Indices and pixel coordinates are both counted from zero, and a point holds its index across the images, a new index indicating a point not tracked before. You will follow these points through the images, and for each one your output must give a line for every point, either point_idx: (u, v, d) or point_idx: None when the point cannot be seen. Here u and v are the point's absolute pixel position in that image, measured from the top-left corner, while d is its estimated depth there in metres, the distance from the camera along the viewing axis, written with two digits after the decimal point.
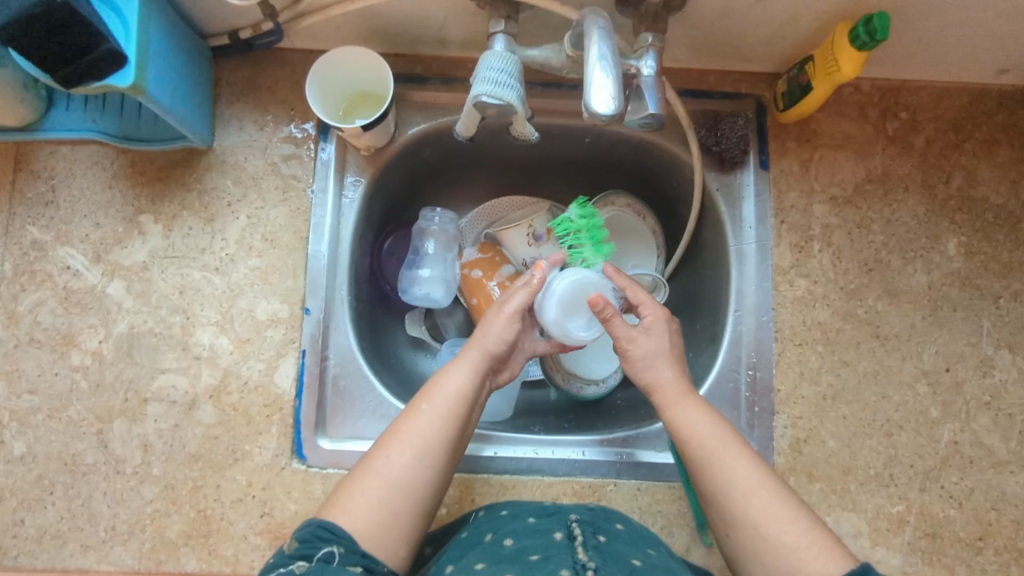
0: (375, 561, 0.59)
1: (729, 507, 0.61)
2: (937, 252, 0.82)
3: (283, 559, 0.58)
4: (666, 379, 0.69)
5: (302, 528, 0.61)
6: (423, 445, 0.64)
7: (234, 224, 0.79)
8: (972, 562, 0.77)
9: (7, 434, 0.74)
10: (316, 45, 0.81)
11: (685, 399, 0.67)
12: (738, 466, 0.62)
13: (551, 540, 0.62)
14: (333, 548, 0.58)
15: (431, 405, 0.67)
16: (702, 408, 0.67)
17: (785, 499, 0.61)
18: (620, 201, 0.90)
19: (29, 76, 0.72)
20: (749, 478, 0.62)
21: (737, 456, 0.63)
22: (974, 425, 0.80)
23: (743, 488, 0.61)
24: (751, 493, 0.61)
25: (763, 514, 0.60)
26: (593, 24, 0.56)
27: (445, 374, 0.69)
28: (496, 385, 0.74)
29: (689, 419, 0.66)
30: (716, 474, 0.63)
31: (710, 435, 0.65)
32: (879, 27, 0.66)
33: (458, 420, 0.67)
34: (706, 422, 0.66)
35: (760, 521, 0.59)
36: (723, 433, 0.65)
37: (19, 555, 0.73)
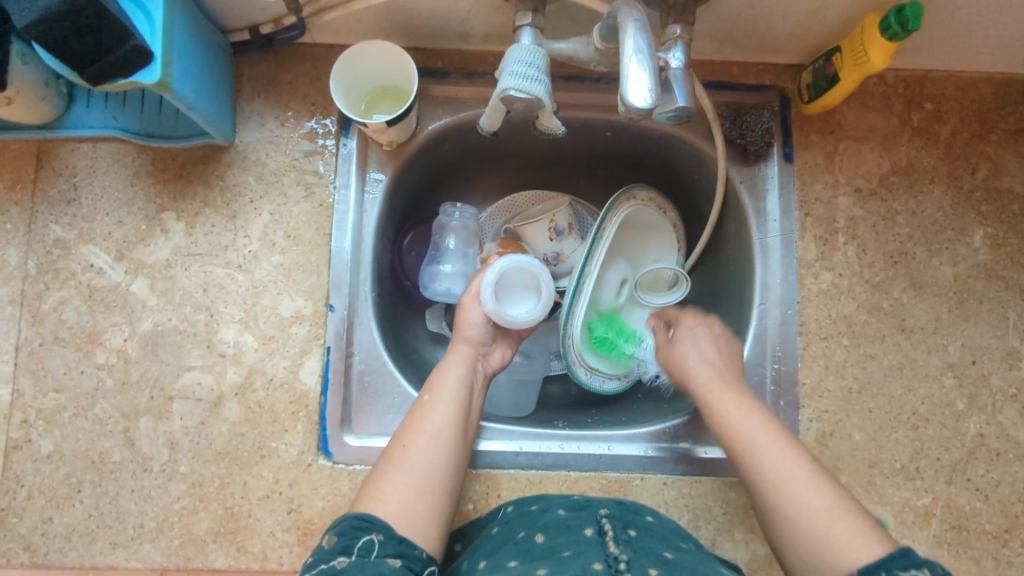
0: (412, 546, 0.58)
1: (762, 490, 0.63)
2: (963, 244, 0.81)
3: (323, 555, 0.58)
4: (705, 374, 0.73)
5: (338, 522, 0.60)
6: (435, 431, 0.66)
7: (257, 221, 0.78)
8: (998, 554, 0.77)
9: (34, 433, 0.74)
10: (337, 39, 0.80)
11: (722, 387, 0.71)
12: (769, 450, 0.64)
13: (582, 536, 0.62)
14: (372, 537, 0.58)
15: (434, 394, 0.69)
16: (737, 396, 0.70)
17: (814, 479, 0.62)
18: (643, 195, 0.87)
19: (51, 72, 0.72)
20: (782, 463, 0.63)
21: (772, 441, 0.65)
22: (1000, 417, 0.80)
23: (774, 472, 0.63)
24: (782, 477, 0.62)
25: (794, 498, 0.61)
26: (628, 17, 0.56)
27: (443, 367, 0.72)
28: (491, 370, 0.76)
29: (726, 410, 0.69)
30: (750, 460, 0.65)
31: (742, 423, 0.67)
32: (911, 17, 0.65)
33: (464, 403, 0.69)
34: (740, 410, 0.68)
35: (793, 506, 0.61)
36: (755, 419, 0.67)
37: (48, 553, 0.73)
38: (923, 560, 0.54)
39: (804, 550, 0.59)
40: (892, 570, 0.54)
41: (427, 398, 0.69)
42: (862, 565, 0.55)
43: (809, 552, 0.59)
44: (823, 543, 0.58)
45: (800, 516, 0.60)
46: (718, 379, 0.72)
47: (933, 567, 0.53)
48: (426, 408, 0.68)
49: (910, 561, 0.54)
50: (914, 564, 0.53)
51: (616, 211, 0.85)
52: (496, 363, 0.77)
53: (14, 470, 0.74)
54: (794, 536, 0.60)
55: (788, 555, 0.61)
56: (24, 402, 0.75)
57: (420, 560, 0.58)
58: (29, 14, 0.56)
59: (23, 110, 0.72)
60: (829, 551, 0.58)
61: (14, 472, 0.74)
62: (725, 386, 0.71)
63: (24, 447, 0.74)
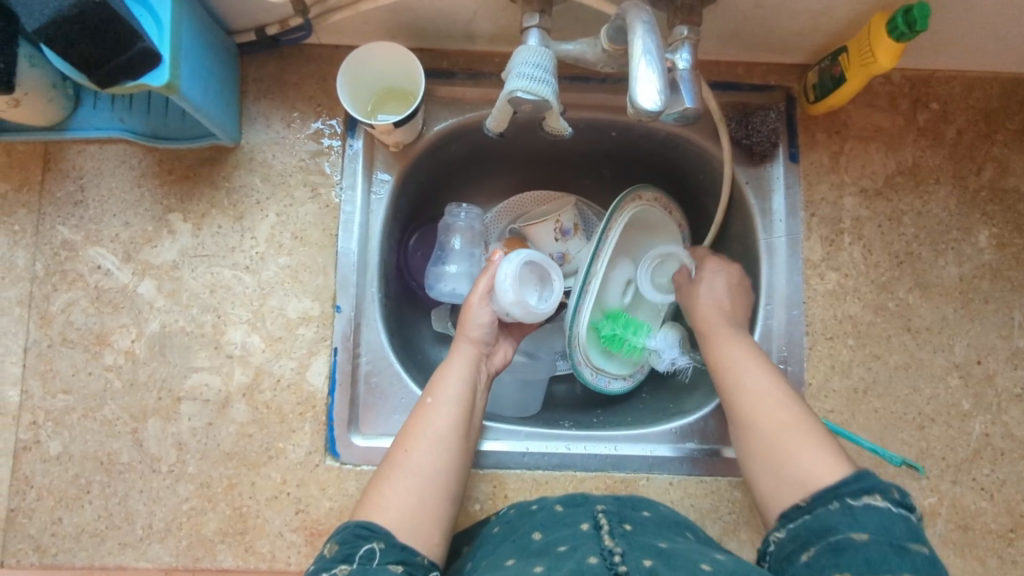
0: (412, 554, 0.58)
1: (740, 409, 0.67)
2: (969, 244, 0.81)
3: (324, 563, 0.57)
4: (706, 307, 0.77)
5: (339, 532, 0.60)
6: (439, 435, 0.66)
7: (264, 222, 0.78)
8: (1003, 553, 0.77)
9: (43, 434, 0.75)
10: (342, 40, 0.80)
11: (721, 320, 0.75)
12: (748, 372, 0.68)
13: (579, 530, 0.62)
14: (373, 545, 0.58)
15: (437, 397, 0.69)
16: (727, 326, 0.74)
17: (786, 402, 0.65)
18: (648, 195, 0.87)
19: (58, 75, 0.72)
20: (761, 388, 0.67)
21: (754, 367, 0.68)
22: (1005, 417, 0.80)
23: (751, 392, 0.66)
24: (759, 397, 0.66)
25: (767, 415, 0.65)
26: (637, 19, 0.56)
27: (446, 368, 0.72)
28: (494, 369, 0.76)
29: (718, 337, 0.73)
30: (730, 382, 0.68)
31: (727, 349, 0.71)
32: (918, 18, 0.65)
33: (467, 408, 0.69)
34: (730, 337, 0.72)
35: (764, 424, 0.64)
36: (743, 347, 0.71)
37: (58, 554, 0.73)
38: (873, 485, 0.56)
39: (770, 465, 0.63)
40: (845, 499, 0.56)
41: (430, 400, 0.69)
42: (819, 489, 0.59)
43: (772, 467, 0.62)
44: (789, 461, 0.62)
45: (770, 431, 0.64)
46: (720, 315, 0.76)
47: (884, 492, 0.56)
48: (430, 411, 0.68)
49: (861, 489, 0.56)
50: (864, 491, 0.56)
51: (622, 211, 0.85)
52: (499, 362, 0.77)
53: (24, 471, 0.74)
54: (762, 452, 0.64)
55: (751, 474, 0.64)
56: (34, 403, 0.75)
57: (421, 566, 0.59)
58: (39, 17, 0.56)
59: (30, 112, 0.72)
60: (792, 470, 0.61)
61: (23, 473, 0.74)
62: (722, 317, 0.76)
63: (33, 448, 0.75)
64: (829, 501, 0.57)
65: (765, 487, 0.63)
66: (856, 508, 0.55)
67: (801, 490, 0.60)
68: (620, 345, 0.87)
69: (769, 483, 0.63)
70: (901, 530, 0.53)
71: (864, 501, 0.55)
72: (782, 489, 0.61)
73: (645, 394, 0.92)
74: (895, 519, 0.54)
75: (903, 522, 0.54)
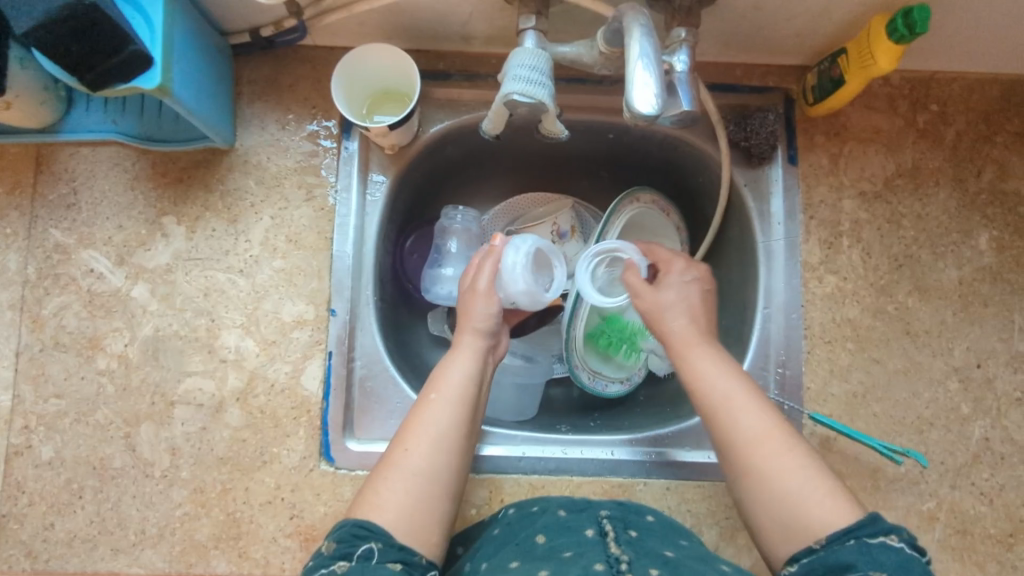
0: (411, 554, 0.58)
1: (737, 455, 0.62)
2: (969, 247, 0.81)
3: (324, 560, 0.57)
4: (679, 328, 0.69)
5: (337, 529, 0.60)
6: (440, 434, 0.64)
7: (258, 225, 0.78)
8: (1003, 558, 0.77)
9: (35, 439, 0.74)
10: (337, 41, 0.79)
11: (699, 344, 0.68)
12: (744, 412, 0.63)
13: (582, 537, 0.62)
14: (371, 545, 0.57)
15: (441, 394, 0.66)
16: (707, 350, 0.68)
17: (788, 438, 0.62)
18: (646, 198, 0.86)
19: (50, 77, 0.72)
20: (759, 428, 0.62)
21: (748, 405, 0.64)
22: (1005, 421, 0.79)
23: (750, 435, 0.62)
24: (758, 440, 0.62)
25: (770, 460, 0.61)
26: (634, 21, 0.55)
27: (450, 363, 0.69)
28: (500, 357, 0.74)
29: (701, 368, 0.66)
30: (726, 424, 0.63)
31: (720, 386, 0.65)
32: (918, 20, 0.65)
33: (470, 405, 0.67)
34: (718, 370, 0.66)
35: (767, 470, 0.61)
36: (735, 383, 0.65)
37: (50, 559, 0.73)
38: (889, 526, 0.56)
39: (777, 515, 0.60)
40: (862, 537, 0.55)
41: (433, 396, 0.66)
42: (833, 531, 0.57)
43: (781, 519, 0.59)
44: (800, 512, 0.59)
45: (775, 478, 0.60)
46: (695, 335, 0.69)
47: (898, 533, 0.56)
48: (433, 408, 0.65)
49: (878, 529, 0.56)
50: (883, 531, 0.56)
51: (619, 213, 0.84)
52: (503, 349, 0.75)
53: (15, 476, 0.74)
54: (767, 500, 0.60)
55: (757, 521, 0.61)
56: (25, 408, 0.74)
57: (421, 566, 0.58)
58: (25, 19, 0.55)
59: (22, 114, 0.72)
60: (803, 520, 0.58)
61: (15, 478, 0.73)
62: (698, 337, 0.69)
63: (26, 453, 0.74)
64: (845, 539, 0.56)
65: (773, 534, 0.60)
66: (873, 546, 0.55)
67: (813, 535, 0.58)
68: (619, 345, 0.87)
69: (777, 533, 0.60)
70: (916, 571, 0.54)
71: (882, 540, 0.55)
72: (792, 538, 0.59)
73: (642, 397, 0.92)
74: (911, 559, 0.54)
75: (917, 562, 0.55)
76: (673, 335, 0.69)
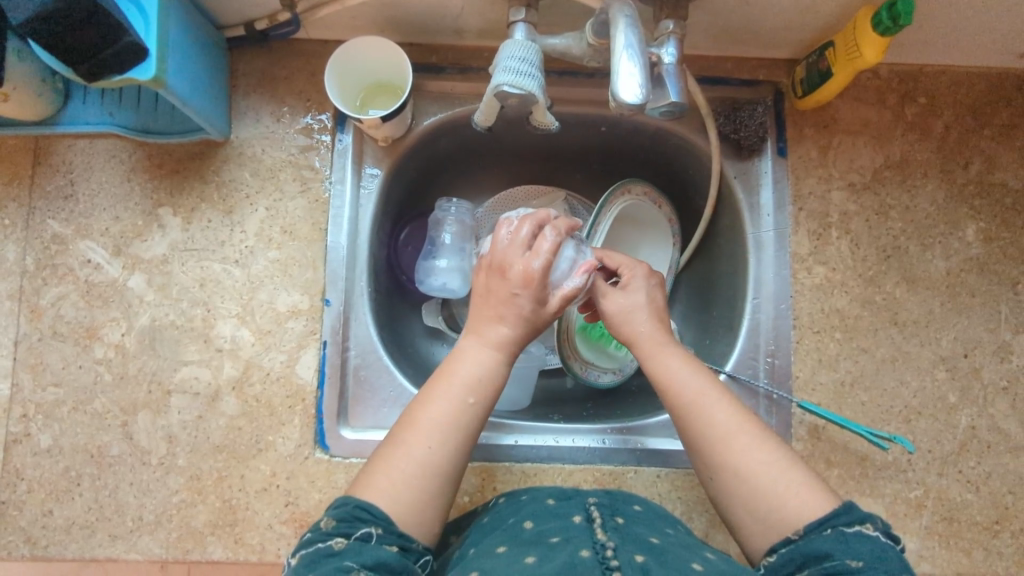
0: (410, 540, 0.59)
1: (713, 451, 0.63)
2: (956, 238, 0.82)
3: (320, 535, 0.58)
4: (642, 332, 0.70)
5: (338, 506, 0.60)
6: (468, 440, 0.65)
7: (253, 216, 0.79)
8: (989, 545, 0.78)
9: (33, 427, 0.75)
10: (332, 35, 0.80)
11: (663, 344, 0.69)
12: (718, 411, 0.64)
13: (570, 522, 0.62)
14: (371, 529, 0.58)
15: (465, 389, 0.65)
16: (677, 351, 0.69)
17: (760, 434, 0.64)
18: (637, 190, 0.87)
19: (47, 69, 0.72)
20: (733, 424, 0.64)
21: (721, 402, 0.65)
22: (991, 410, 0.80)
23: (723, 432, 0.63)
24: (730, 436, 0.63)
25: (743, 455, 0.62)
26: (620, 12, 0.56)
27: (481, 359, 0.67)
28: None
29: (672, 367, 0.67)
30: (698, 423, 0.65)
31: (693, 386, 0.66)
32: (902, 13, 0.65)
33: (489, 403, 0.67)
34: (689, 370, 0.67)
35: (742, 463, 0.62)
36: (707, 382, 0.66)
37: (48, 546, 0.74)
38: (864, 515, 0.58)
39: (753, 510, 0.61)
40: (839, 526, 0.57)
41: (469, 400, 0.65)
42: (809, 522, 0.58)
43: (759, 513, 0.61)
44: (775, 504, 0.60)
45: (750, 473, 0.61)
46: (660, 336, 0.70)
47: (873, 522, 0.57)
48: (460, 407, 0.64)
49: (854, 517, 0.57)
50: (858, 520, 0.57)
51: (611, 205, 0.85)
52: None
53: (14, 464, 0.75)
54: (744, 494, 0.61)
55: (735, 516, 0.62)
56: (24, 397, 0.76)
57: (416, 551, 0.60)
58: (24, 10, 0.57)
59: (20, 105, 0.73)
60: (779, 511, 0.60)
61: (14, 466, 0.75)
62: (663, 337, 0.70)
63: (24, 441, 0.75)
64: (821, 529, 0.57)
65: (749, 527, 0.61)
66: (849, 534, 0.56)
67: (790, 526, 0.59)
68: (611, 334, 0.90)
69: (755, 526, 0.61)
70: (892, 558, 0.54)
71: (857, 529, 0.56)
72: (771, 530, 0.60)
73: (634, 388, 0.93)
74: (886, 548, 0.55)
75: (892, 551, 0.55)
76: (639, 337, 0.70)
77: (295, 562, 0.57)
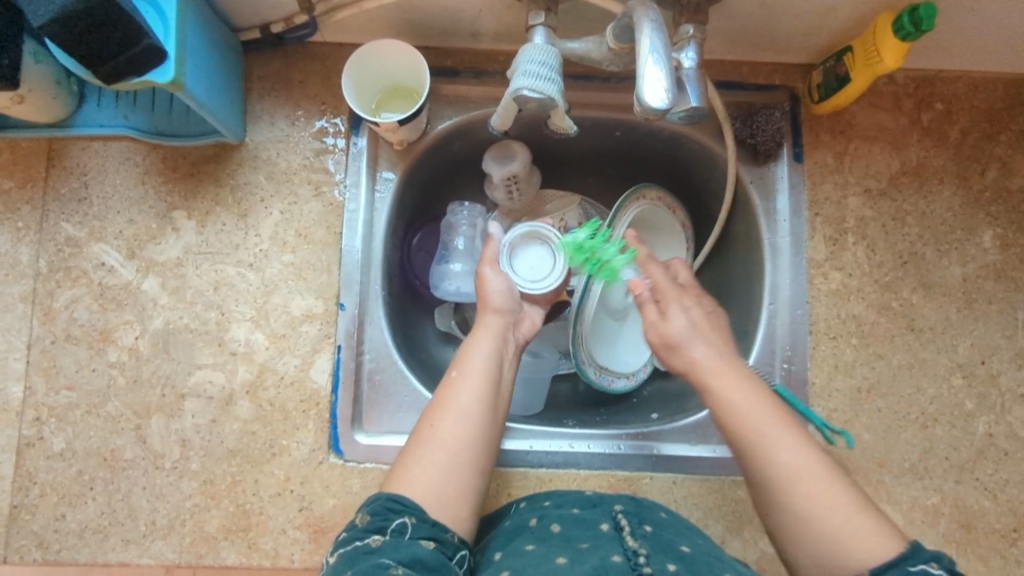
0: (444, 531, 0.59)
1: (775, 491, 0.60)
2: (973, 244, 0.81)
3: (356, 532, 0.58)
4: (701, 356, 0.67)
5: (372, 501, 0.60)
6: (464, 407, 0.64)
7: (268, 219, 0.78)
8: (1006, 553, 0.77)
9: (46, 430, 0.75)
10: (348, 38, 0.80)
11: (733, 374, 0.65)
12: (782, 447, 0.60)
13: (599, 530, 0.62)
14: (405, 520, 0.58)
15: (462, 370, 0.67)
16: (741, 376, 0.65)
17: (824, 470, 0.59)
18: (653, 194, 0.86)
19: (63, 71, 0.72)
20: (805, 462, 0.59)
21: (792, 435, 0.61)
22: (1009, 417, 0.80)
23: (788, 473, 0.59)
24: (794, 474, 0.59)
25: (805, 499, 0.58)
26: (644, 17, 0.56)
27: (469, 343, 0.70)
28: (522, 338, 0.75)
29: (739, 395, 0.63)
30: (762, 456, 0.60)
31: (755, 416, 0.62)
32: (924, 17, 0.65)
33: (494, 379, 0.67)
34: (756, 397, 0.63)
35: (806, 508, 0.58)
36: (771, 413, 0.62)
37: (61, 550, 0.73)
38: (930, 554, 0.54)
39: (816, 553, 0.57)
40: (903, 567, 0.54)
41: (456, 373, 0.67)
42: (875, 566, 0.55)
43: (816, 556, 0.57)
44: (837, 552, 0.56)
45: (813, 517, 0.58)
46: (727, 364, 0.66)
47: (938, 560, 0.54)
48: (447, 381, 0.67)
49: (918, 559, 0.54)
50: (926, 561, 0.54)
51: (627, 209, 0.84)
52: (527, 331, 0.76)
53: (27, 467, 0.74)
54: (805, 537, 0.58)
55: (796, 558, 0.59)
56: (37, 400, 0.75)
57: (452, 545, 0.59)
58: (44, 13, 0.56)
59: (35, 108, 0.73)
60: (842, 557, 0.56)
61: (27, 470, 0.74)
62: (730, 367, 0.66)
63: (37, 444, 0.75)
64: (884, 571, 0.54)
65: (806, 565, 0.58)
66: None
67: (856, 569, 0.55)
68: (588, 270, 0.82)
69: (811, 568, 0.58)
70: None
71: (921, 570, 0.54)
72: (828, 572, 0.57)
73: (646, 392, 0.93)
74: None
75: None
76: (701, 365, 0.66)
77: (334, 559, 0.57)
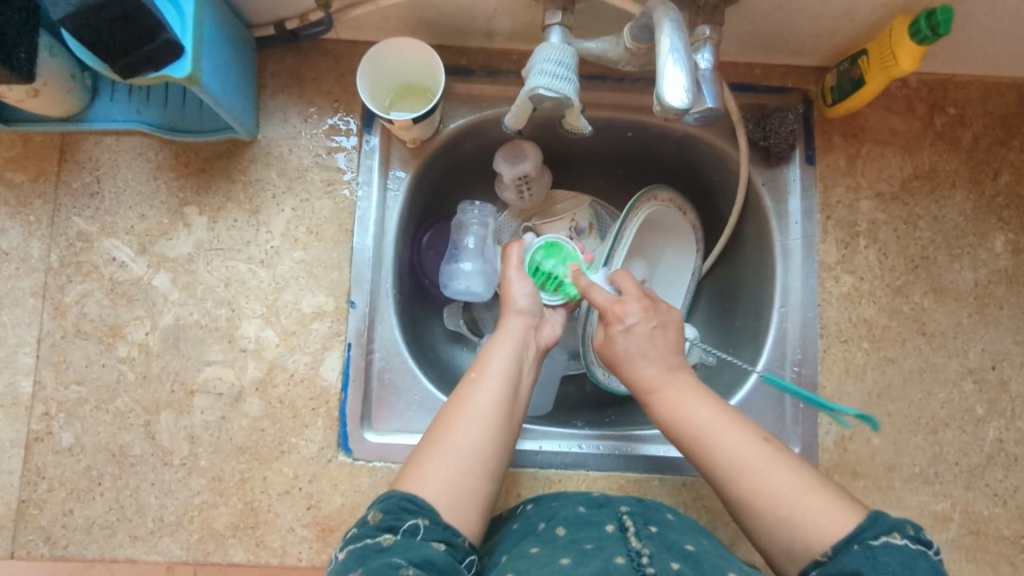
0: (456, 534, 0.58)
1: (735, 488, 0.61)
2: (985, 249, 0.81)
3: (369, 530, 0.58)
4: (649, 373, 0.68)
5: (386, 498, 0.60)
6: (480, 408, 0.64)
7: (279, 216, 0.78)
8: (1015, 559, 0.77)
9: (55, 425, 0.75)
10: (361, 36, 0.80)
11: (669, 385, 0.67)
12: (733, 445, 0.62)
13: (603, 532, 0.62)
14: (418, 520, 0.57)
15: (480, 371, 0.67)
16: (689, 385, 0.67)
17: (777, 459, 0.61)
18: (664, 196, 0.86)
19: (77, 66, 0.73)
20: (752, 449, 0.62)
21: (735, 427, 0.63)
22: (1019, 422, 0.80)
23: (738, 468, 0.61)
24: (747, 468, 0.61)
25: (759, 490, 0.60)
26: (664, 16, 0.56)
27: (488, 346, 0.70)
28: (543, 344, 0.74)
29: (678, 401, 0.66)
30: (711, 453, 0.63)
31: (704, 418, 0.64)
32: (941, 20, 0.66)
33: (511, 381, 0.67)
34: (699, 399, 0.66)
35: (757, 495, 0.60)
36: (718, 414, 0.64)
37: (68, 545, 0.73)
38: (891, 524, 0.56)
39: (782, 538, 0.59)
40: (865, 542, 0.55)
41: (474, 374, 0.67)
42: (835, 541, 0.56)
43: (782, 540, 0.59)
44: (797, 534, 0.58)
45: (769, 505, 0.59)
46: (667, 374, 0.68)
47: (901, 530, 0.56)
48: (465, 382, 0.67)
49: (878, 529, 0.55)
50: (883, 531, 0.55)
51: (638, 210, 0.83)
52: (548, 337, 0.75)
53: (35, 462, 0.74)
54: (766, 525, 0.59)
55: (764, 542, 0.60)
56: (46, 394, 0.75)
57: (462, 548, 0.58)
58: (64, 6, 0.56)
59: (49, 101, 0.73)
60: (802, 538, 0.58)
61: (35, 464, 0.74)
62: (670, 378, 0.67)
63: (46, 439, 0.74)
64: (848, 546, 0.55)
65: (776, 549, 0.59)
66: (876, 548, 0.54)
67: (817, 547, 0.57)
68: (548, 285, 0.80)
69: (781, 553, 0.59)
70: (923, 569, 0.53)
71: (884, 540, 0.54)
72: (796, 554, 0.58)
73: None
74: (916, 557, 0.54)
75: (925, 559, 0.54)
76: (643, 381, 0.68)
77: (343, 557, 0.56)
